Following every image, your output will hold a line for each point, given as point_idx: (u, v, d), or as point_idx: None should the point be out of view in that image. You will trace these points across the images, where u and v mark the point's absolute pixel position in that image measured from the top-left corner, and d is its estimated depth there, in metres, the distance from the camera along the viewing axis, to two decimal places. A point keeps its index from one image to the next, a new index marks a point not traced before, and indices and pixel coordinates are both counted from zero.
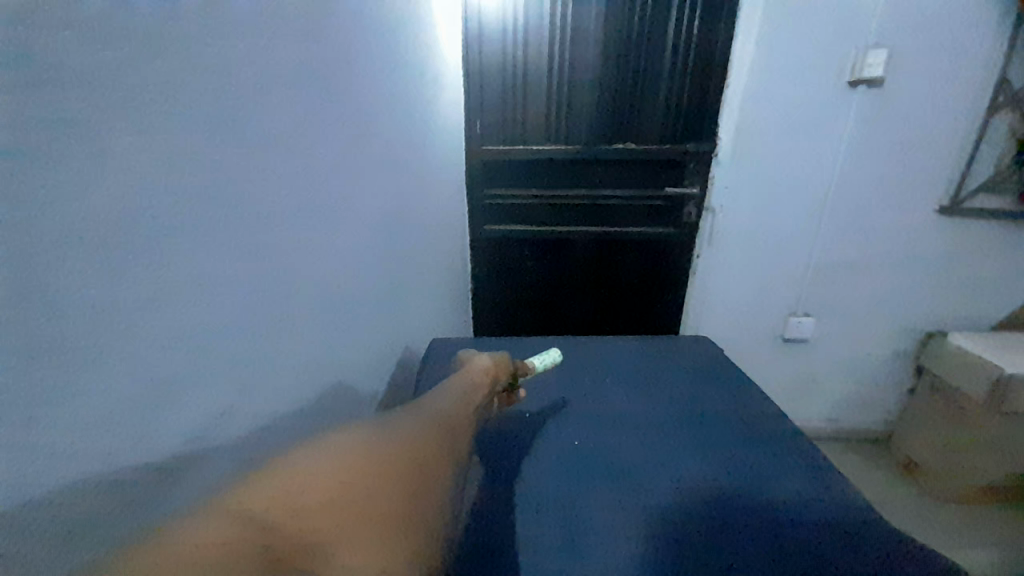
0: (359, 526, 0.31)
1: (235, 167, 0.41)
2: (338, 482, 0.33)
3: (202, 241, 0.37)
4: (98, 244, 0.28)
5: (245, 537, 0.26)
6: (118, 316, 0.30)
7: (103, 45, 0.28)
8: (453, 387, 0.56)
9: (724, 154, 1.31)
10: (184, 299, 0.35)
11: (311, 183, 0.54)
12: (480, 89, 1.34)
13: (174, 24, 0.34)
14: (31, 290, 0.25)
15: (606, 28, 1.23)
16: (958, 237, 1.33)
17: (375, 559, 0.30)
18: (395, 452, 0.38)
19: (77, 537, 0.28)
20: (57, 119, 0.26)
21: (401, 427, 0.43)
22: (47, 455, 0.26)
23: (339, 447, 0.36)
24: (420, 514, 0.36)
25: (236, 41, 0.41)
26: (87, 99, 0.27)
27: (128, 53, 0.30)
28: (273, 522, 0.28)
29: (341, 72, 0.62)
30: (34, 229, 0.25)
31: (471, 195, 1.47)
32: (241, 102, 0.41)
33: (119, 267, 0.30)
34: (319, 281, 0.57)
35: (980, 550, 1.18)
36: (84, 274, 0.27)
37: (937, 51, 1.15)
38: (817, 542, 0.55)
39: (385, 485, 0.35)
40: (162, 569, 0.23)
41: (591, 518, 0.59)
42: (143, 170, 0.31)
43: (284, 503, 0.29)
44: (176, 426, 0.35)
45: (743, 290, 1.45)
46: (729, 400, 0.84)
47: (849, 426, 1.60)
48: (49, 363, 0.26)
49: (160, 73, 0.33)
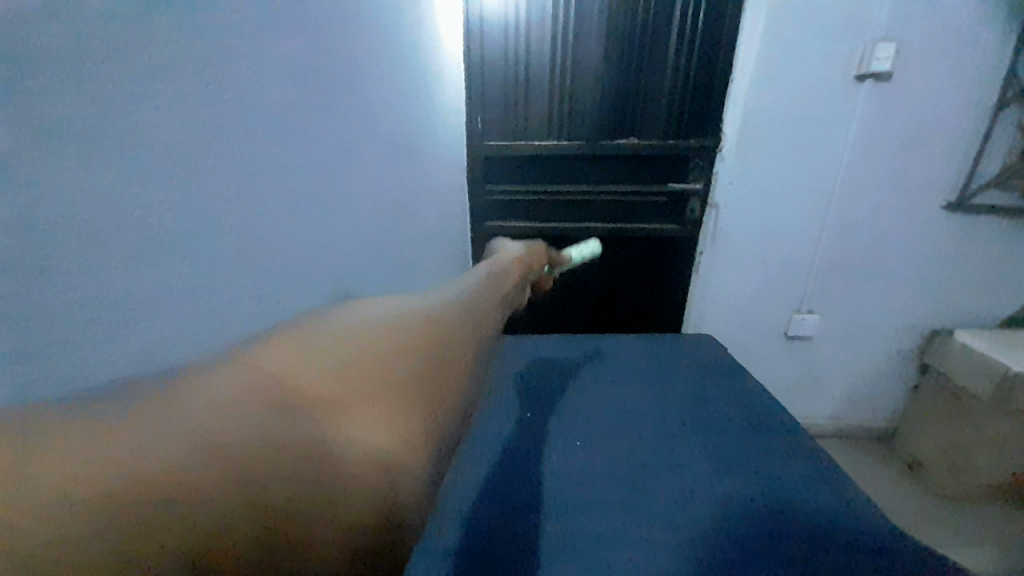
0: (389, 396, 0.23)
1: (227, 158, 0.40)
2: (377, 350, 0.25)
3: (196, 232, 0.36)
4: (87, 249, 0.27)
5: (255, 394, 0.19)
6: (113, 320, 0.29)
7: (78, 29, 0.27)
8: (485, 277, 0.48)
9: (728, 149, 1.29)
10: (184, 302, 0.35)
11: (308, 176, 0.53)
12: (481, 85, 1.32)
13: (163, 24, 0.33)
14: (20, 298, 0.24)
15: (609, 23, 1.22)
16: (965, 232, 1.32)
17: (395, 434, 0.22)
18: (440, 329, 0.31)
19: None
20: (35, 106, 0.25)
21: (432, 301, 0.35)
22: None
23: (365, 313, 0.28)
24: (448, 392, 0.27)
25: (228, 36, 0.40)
26: (62, 85, 0.26)
27: (104, 38, 0.29)
28: (283, 376, 0.20)
29: (341, 64, 0.62)
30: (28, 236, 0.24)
31: (472, 192, 1.46)
32: (231, 91, 0.40)
33: (106, 271, 0.29)
34: (318, 276, 0.56)
35: (987, 548, 1.17)
36: (75, 280, 0.27)
37: (944, 45, 1.14)
38: (828, 544, 0.54)
39: (416, 352, 0.27)
40: (159, 410, 0.16)
41: (596, 517, 0.58)
42: (126, 161, 0.30)
43: (299, 361, 0.21)
44: None
45: (746, 288, 1.44)
46: (734, 395, 0.83)
47: (852, 424, 1.59)
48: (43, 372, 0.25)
49: (138, 58, 0.31)
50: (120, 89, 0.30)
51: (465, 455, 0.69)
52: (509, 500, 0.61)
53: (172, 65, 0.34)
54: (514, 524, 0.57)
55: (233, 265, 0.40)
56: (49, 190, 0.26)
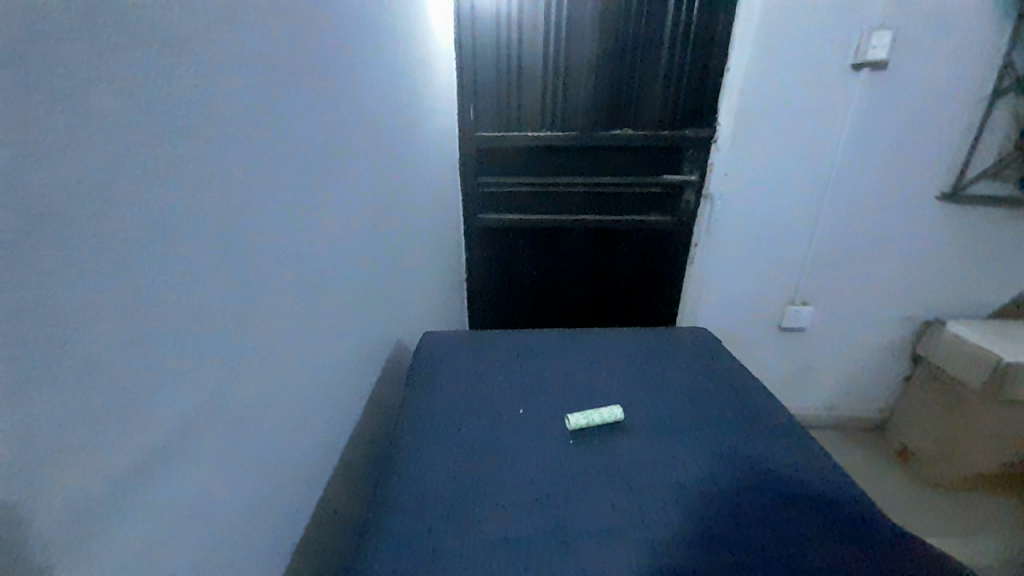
0: None
1: (220, 152, 0.38)
2: None
3: (186, 228, 0.35)
4: (79, 242, 0.26)
5: None
6: (99, 317, 0.28)
7: (73, 17, 0.25)
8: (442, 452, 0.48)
9: (723, 140, 1.28)
10: (170, 297, 0.33)
11: (299, 166, 0.52)
12: (474, 74, 1.30)
13: (164, 11, 0.32)
14: (13, 291, 0.23)
15: (604, 11, 1.20)
16: (960, 223, 1.32)
17: None
18: None
19: (72, 542, 0.27)
20: (19, 95, 0.23)
21: None
22: (31, 462, 0.25)
23: None
24: None
25: (223, 22, 0.38)
26: (51, 75, 0.24)
27: (99, 23, 0.27)
28: None
29: (332, 51, 0.59)
30: (25, 227, 0.23)
31: (465, 183, 1.44)
32: (226, 82, 0.39)
33: (99, 264, 0.28)
34: (308, 270, 0.54)
35: (975, 537, 1.19)
36: (70, 274, 0.26)
37: (942, 33, 1.13)
38: (825, 535, 0.54)
39: None
40: None
41: (592, 510, 0.57)
42: (120, 154, 0.29)
43: None
44: (164, 425, 0.34)
45: (740, 280, 1.43)
46: (729, 387, 0.83)
47: (845, 414, 1.60)
48: (29, 369, 0.24)
49: (136, 52, 0.30)
50: (117, 79, 0.28)
51: (457, 447, 0.68)
52: (504, 493, 0.60)
53: (169, 57, 0.32)
54: (510, 518, 0.56)
55: (219, 260, 0.39)
56: (43, 193, 0.24)
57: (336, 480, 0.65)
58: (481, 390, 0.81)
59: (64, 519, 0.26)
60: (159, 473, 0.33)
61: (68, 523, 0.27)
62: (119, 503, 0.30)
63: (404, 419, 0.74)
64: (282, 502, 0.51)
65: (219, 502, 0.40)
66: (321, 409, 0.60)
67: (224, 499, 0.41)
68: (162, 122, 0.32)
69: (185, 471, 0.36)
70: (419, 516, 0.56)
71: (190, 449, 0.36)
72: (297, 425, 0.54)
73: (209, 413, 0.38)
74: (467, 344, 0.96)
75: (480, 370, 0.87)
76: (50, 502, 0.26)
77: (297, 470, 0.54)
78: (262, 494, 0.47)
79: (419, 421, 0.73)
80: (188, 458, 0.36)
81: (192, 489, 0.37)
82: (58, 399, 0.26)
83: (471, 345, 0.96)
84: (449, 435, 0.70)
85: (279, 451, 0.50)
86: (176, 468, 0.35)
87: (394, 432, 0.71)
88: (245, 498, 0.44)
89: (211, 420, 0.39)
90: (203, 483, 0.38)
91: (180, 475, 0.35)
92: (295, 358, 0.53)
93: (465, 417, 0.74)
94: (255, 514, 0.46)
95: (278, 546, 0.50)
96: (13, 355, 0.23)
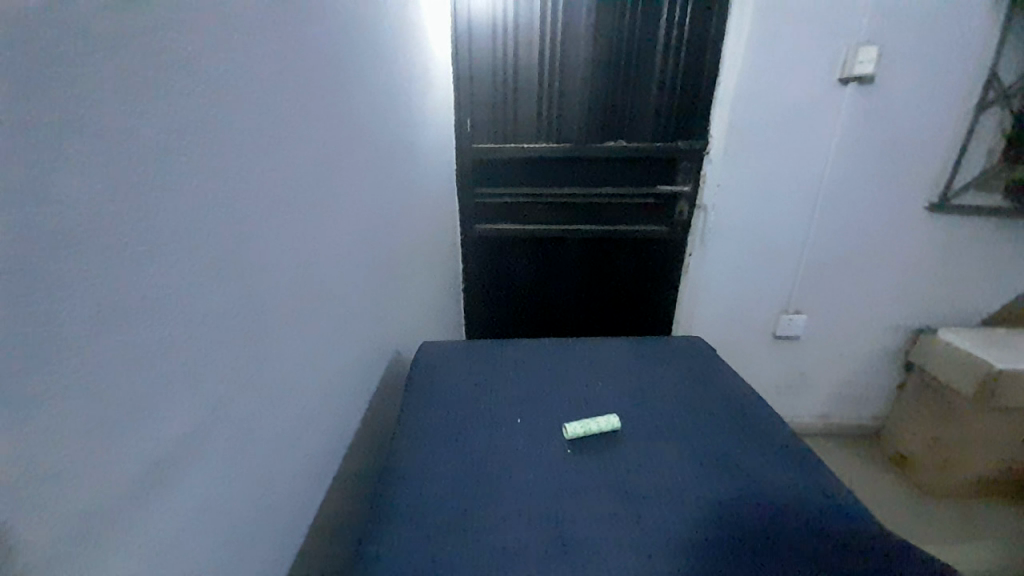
0: None
1: (218, 169, 0.39)
2: None
3: (191, 252, 0.36)
4: (98, 273, 0.28)
5: None
6: (114, 341, 0.30)
7: (92, 58, 0.28)
8: None
9: (715, 152, 1.31)
10: (177, 320, 0.35)
11: (295, 187, 0.53)
12: (470, 86, 1.32)
13: (173, 50, 0.34)
14: (42, 316, 0.25)
15: (596, 25, 1.22)
16: (948, 232, 1.34)
17: None
18: None
19: (97, 544, 0.29)
20: (39, 132, 0.25)
21: None
22: (54, 479, 0.26)
23: None
24: None
25: (225, 58, 0.40)
26: (66, 115, 0.26)
27: (111, 62, 0.29)
28: None
29: (328, 71, 0.61)
30: (51, 257, 0.25)
31: (460, 194, 1.46)
32: (225, 108, 0.40)
33: (114, 293, 0.29)
34: (306, 287, 0.56)
35: (969, 546, 1.19)
36: (90, 302, 0.28)
37: (925, 48, 1.15)
38: (815, 543, 0.54)
39: None
40: None
41: (584, 518, 0.58)
42: (131, 186, 0.31)
43: None
44: (173, 439, 0.35)
45: (734, 289, 1.45)
46: (726, 397, 0.83)
47: (839, 422, 1.61)
48: (59, 386, 0.26)
49: (148, 91, 0.32)
50: (126, 113, 0.30)
51: (455, 455, 0.68)
52: (497, 502, 0.60)
53: (175, 91, 0.34)
54: (503, 528, 0.56)
55: (215, 275, 0.39)
56: (65, 224, 0.26)
57: (333, 492, 0.65)
58: (478, 399, 0.82)
59: (75, 533, 0.27)
60: (160, 483, 0.34)
61: (73, 531, 0.27)
62: (134, 508, 0.32)
63: (400, 428, 0.74)
64: (281, 515, 0.52)
65: (219, 513, 0.41)
66: (319, 421, 0.60)
67: (222, 512, 0.41)
68: (161, 143, 0.33)
69: (185, 481, 0.36)
70: (415, 525, 0.57)
71: (197, 459, 0.38)
72: (292, 436, 0.53)
73: (211, 426, 0.39)
74: (463, 355, 0.97)
75: (477, 380, 0.88)
76: (73, 512, 0.27)
77: (294, 483, 0.54)
78: (256, 507, 0.47)
79: (416, 430, 0.74)
80: (188, 468, 0.37)
81: (191, 500, 0.37)
82: (73, 418, 0.27)
83: (469, 355, 0.97)
84: (446, 445, 0.70)
85: (275, 463, 0.50)
86: (176, 478, 0.35)
87: (392, 441, 0.72)
88: (242, 512, 0.44)
89: (209, 430, 0.39)
90: (201, 495, 0.38)
91: (179, 485, 0.36)
92: (290, 367, 0.53)
93: (463, 426, 0.75)
94: (255, 529, 0.47)
95: (279, 556, 0.51)
96: (34, 375, 0.25)
